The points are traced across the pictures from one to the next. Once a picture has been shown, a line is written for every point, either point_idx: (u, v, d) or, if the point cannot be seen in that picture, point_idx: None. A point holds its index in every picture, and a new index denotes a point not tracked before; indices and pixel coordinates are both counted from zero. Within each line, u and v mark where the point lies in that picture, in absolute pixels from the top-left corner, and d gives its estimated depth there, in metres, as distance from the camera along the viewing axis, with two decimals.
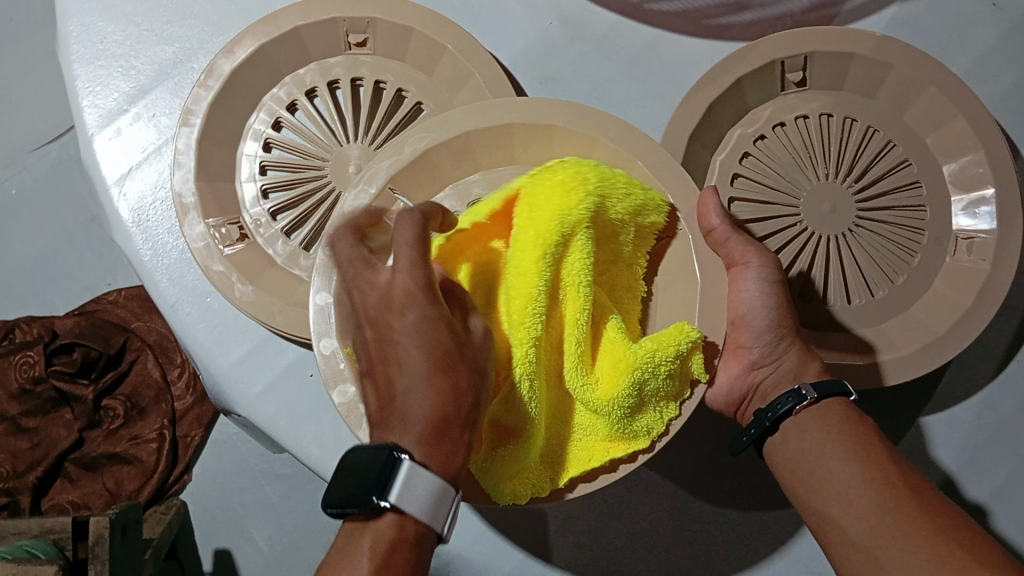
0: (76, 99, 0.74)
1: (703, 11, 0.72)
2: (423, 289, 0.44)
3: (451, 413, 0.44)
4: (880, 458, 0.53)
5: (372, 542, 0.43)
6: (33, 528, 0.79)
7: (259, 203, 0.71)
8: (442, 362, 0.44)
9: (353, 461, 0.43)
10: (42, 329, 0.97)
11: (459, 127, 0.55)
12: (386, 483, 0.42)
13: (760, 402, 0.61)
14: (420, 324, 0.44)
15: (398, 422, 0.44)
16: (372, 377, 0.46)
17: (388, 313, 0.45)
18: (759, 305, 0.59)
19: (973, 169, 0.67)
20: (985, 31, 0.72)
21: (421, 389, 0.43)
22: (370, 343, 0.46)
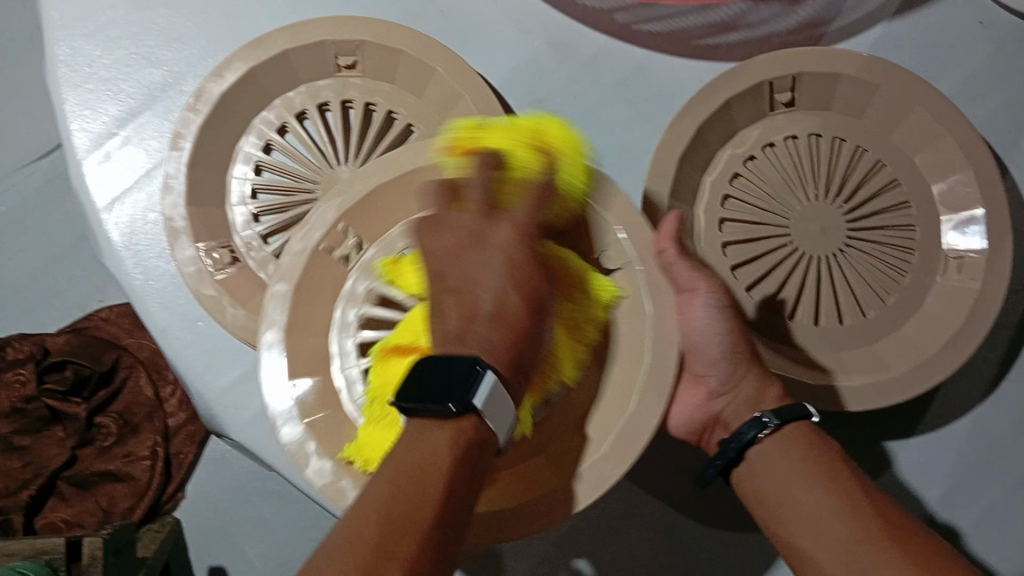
0: (65, 123, 0.74)
1: (693, 32, 0.72)
2: (513, 237, 0.50)
3: (527, 336, 0.48)
4: (849, 487, 0.53)
5: (446, 437, 0.43)
6: (26, 550, 0.79)
7: (250, 227, 0.70)
8: (523, 279, 0.49)
9: (432, 368, 0.44)
10: (33, 346, 0.97)
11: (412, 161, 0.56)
12: (470, 389, 0.43)
13: (722, 432, 0.62)
14: (512, 252, 0.49)
15: (462, 340, 0.46)
16: (441, 306, 0.49)
17: (484, 240, 0.50)
18: (713, 333, 0.59)
19: (961, 190, 0.67)
20: (972, 49, 0.72)
21: (492, 319, 0.47)
22: (444, 277, 0.50)
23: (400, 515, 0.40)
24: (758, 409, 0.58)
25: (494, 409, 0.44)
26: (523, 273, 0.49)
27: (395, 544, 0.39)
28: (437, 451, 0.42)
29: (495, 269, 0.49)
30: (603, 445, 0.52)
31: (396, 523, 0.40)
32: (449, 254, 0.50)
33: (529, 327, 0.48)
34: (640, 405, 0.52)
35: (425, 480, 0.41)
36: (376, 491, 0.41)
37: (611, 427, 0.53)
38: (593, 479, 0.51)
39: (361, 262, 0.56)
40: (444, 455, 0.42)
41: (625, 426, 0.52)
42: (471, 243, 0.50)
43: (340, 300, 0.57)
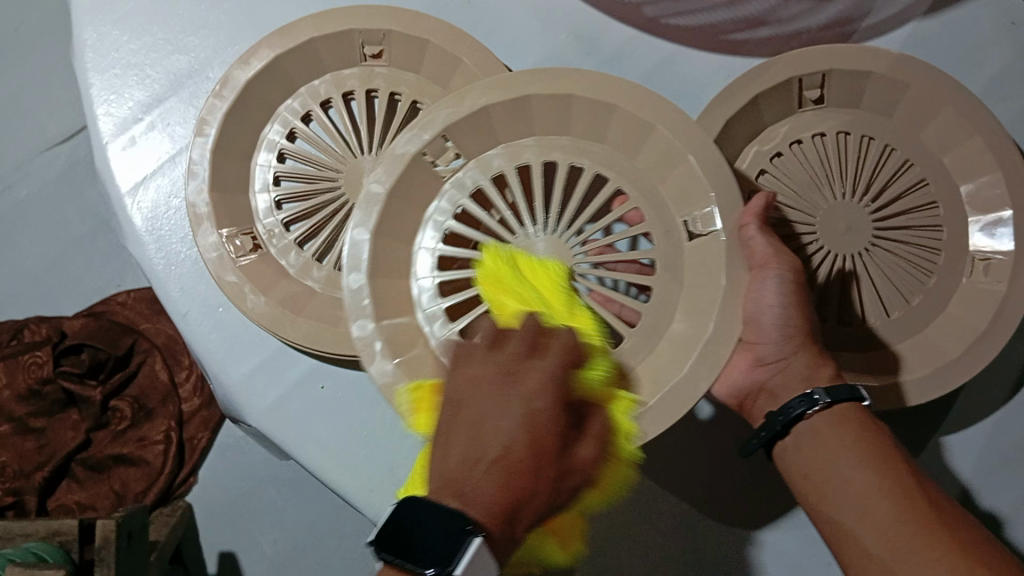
0: (91, 107, 0.74)
1: (720, 27, 0.71)
2: (545, 385, 0.46)
3: (529, 498, 0.43)
4: (898, 471, 0.52)
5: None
6: (41, 530, 0.79)
7: (273, 214, 0.70)
8: (541, 430, 0.44)
9: (430, 518, 0.42)
10: (51, 329, 0.98)
11: (520, 91, 0.58)
12: (451, 558, 0.41)
13: (768, 401, 0.59)
14: (535, 408, 0.45)
15: (462, 496, 0.42)
16: (443, 433, 0.46)
17: (495, 395, 0.46)
18: (770, 307, 0.57)
19: (990, 191, 0.66)
20: (1004, 49, 0.71)
21: (496, 467, 0.43)
22: (464, 407, 0.46)
23: None
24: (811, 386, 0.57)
25: (474, 575, 0.41)
26: (543, 431, 0.44)
27: None
28: None
29: (503, 421, 0.44)
30: None
31: None
32: (472, 391, 0.47)
33: (538, 486, 0.44)
34: (697, 369, 0.53)
35: None
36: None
37: None
38: None
39: (454, 179, 0.60)
40: None
41: (674, 391, 0.53)
42: (490, 389, 0.46)
43: (428, 212, 0.61)
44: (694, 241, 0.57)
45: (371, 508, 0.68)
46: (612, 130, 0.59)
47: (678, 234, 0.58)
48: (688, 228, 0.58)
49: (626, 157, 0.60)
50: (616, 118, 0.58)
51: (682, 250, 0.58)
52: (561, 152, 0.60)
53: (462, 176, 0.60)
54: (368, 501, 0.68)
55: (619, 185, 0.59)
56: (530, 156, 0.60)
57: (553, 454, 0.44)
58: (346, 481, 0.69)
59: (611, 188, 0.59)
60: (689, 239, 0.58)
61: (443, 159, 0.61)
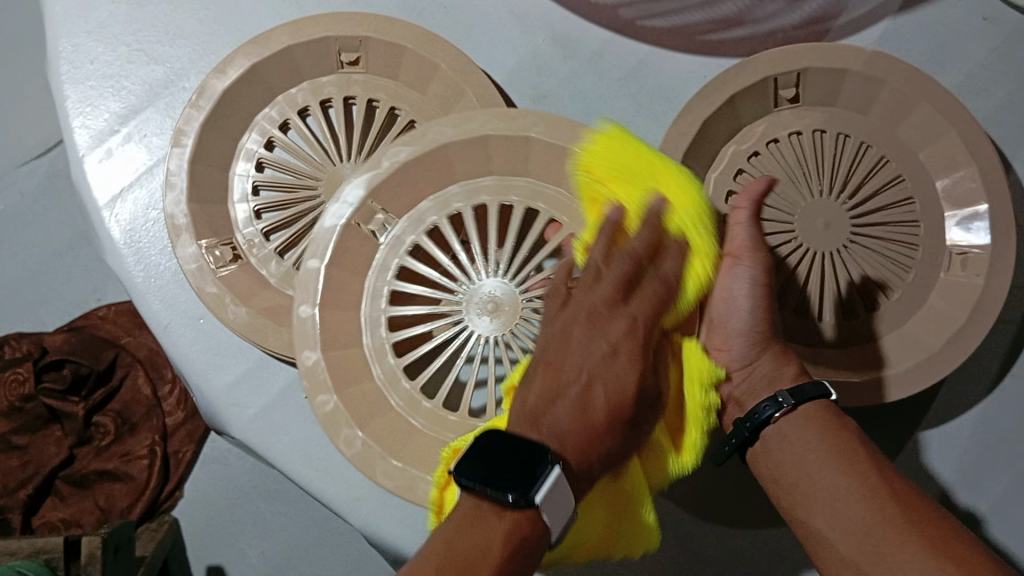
0: (67, 119, 0.73)
1: (696, 28, 0.72)
2: (626, 329, 0.51)
3: (604, 436, 0.48)
4: (864, 467, 0.51)
5: (502, 529, 0.44)
6: (26, 548, 0.78)
7: (252, 223, 0.70)
8: (627, 366, 0.50)
9: (504, 449, 0.45)
10: (32, 346, 0.97)
11: (436, 139, 0.60)
12: (532, 483, 0.43)
13: (735, 410, 0.59)
14: (616, 349, 0.50)
15: (543, 431, 0.47)
16: (533, 376, 0.50)
17: (591, 337, 0.50)
18: (737, 309, 0.58)
19: (967, 184, 0.67)
20: (976, 45, 0.72)
21: (576, 403, 0.48)
22: (560, 346, 0.51)
23: None
24: (774, 389, 0.56)
25: (552, 503, 0.44)
26: (626, 366, 0.50)
27: None
28: (492, 543, 0.43)
29: (596, 356, 0.50)
30: None
31: None
32: (569, 330, 0.51)
33: (620, 419, 0.49)
34: None
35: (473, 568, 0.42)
36: (422, 565, 0.43)
37: None
38: None
39: (391, 236, 0.62)
40: (496, 551, 0.43)
41: None
42: (586, 328, 0.51)
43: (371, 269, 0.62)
44: None
45: (354, 514, 0.67)
46: (533, 165, 0.61)
47: None
48: None
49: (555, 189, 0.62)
50: (534, 154, 0.60)
51: None
52: (486, 194, 0.62)
53: (383, 255, 0.62)
54: (354, 509, 0.67)
55: (551, 216, 0.62)
56: (459, 202, 0.62)
57: (633, 396, 0.49)
58: (332, 490, 0.68)
59: (543, 222, 0.62)
60: None
61: (375, 226, 0.62)
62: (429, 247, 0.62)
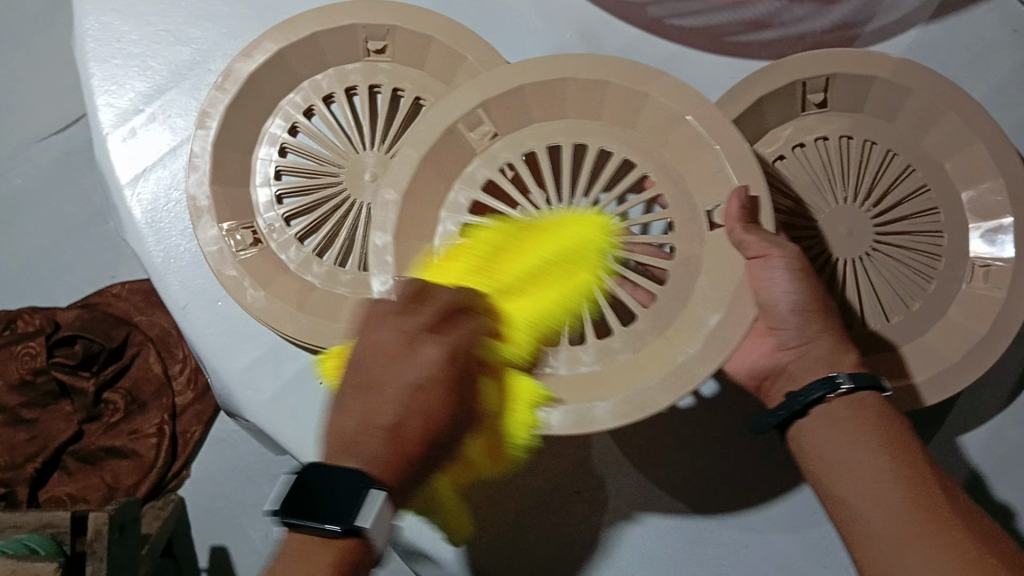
0: (91, 97, 0.73)
1: (725, 28, 0.72)
2: (444, 357, 0.48)
3: (416, 461, 0.47)
4: (913, 459, 0.51)
5: (330, 555, 0.45)
6: (33, 522, 0.79)
7: (273, 208, 0.70)
8: (439, 393, 0.48)
9: (325, 479, 0.45)
10: (44, 320, 0.97)
11: (519, 80, 0.58)
12: (354, 513, 0.44)
13: (787, 383, 0.58)
14: (431, 373, 0.48)
15: (358, 457, 0.46)
16: (347, 402, 0.48)
17: (402, 361, 0.48)
18: (784, 292, 0.55)
19: (992, 197, 0.66)
20: (1007, 57, 0.72)
21: (389, 433, 0.46)
22: (370, 370, 0.48)
23: None
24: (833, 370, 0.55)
25: (376, 525, 0.45)
26: (439, 396, 0.48)
27: None
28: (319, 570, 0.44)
29: (405, 382, 0.47)
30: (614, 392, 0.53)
31: None
32: (376, 356, 0.48)
33: (422, 444, 0.47)
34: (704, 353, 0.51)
35: None
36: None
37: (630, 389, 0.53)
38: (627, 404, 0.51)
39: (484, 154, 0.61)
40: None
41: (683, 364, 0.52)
42: (400, 353, 0.48)
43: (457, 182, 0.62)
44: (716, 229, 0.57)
45: None
46: (616, 113, 0.60)
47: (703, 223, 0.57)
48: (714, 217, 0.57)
49: (626, 130, 0.61)
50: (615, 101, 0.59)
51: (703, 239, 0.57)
52: (560, 136, 0.61)
53: (472, 168, 0.62)
54: None
55: (641, 168, 0.60)
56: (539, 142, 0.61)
57: (443, 420, 0.48)
58: None
59: (636, 173, 0.60)
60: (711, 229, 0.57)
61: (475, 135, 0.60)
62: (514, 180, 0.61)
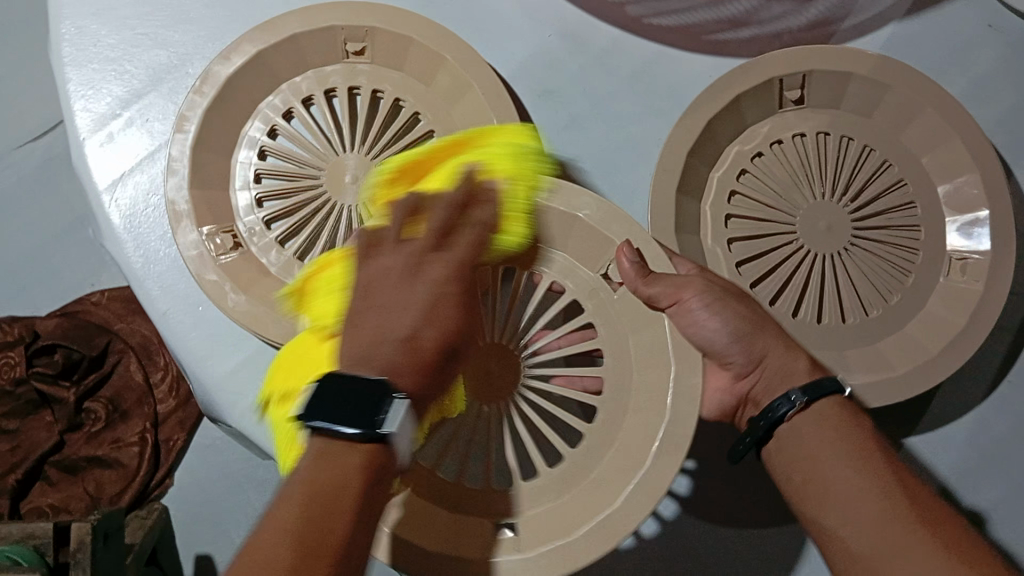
0: (68, 102, 0.73)
1: (702, 27, 0.72)
2: (446, 273, 0.50)
3: (434, 371, 0.48)
4: (880, 470, 0.51)
5: (356, 464, 0.43)
6: (16, 533, 0.78)
7: (254, 211, 0.70)
8: (444, 306, 0.49)
9: (344, 389, 0.44)
10: (23, 329, 0.97)
11: (440, 182, 0.56)
12: (381, 412, 0.43)
13: (753, 411, 0.58)
14: (435, 286, 0.49)
15: (378, 368, 0.45)
16: (354, 326, 0.48)
17: (410, 279, 0.49)
18: (713, 330, 0.57)
19: (969, 190, 0.67)
20: (981, 52, 0.73)
21: (404, 343, 0.46)
22: (373, 296, 0.49)
23: (297, 540, 0.39)
24: (791, 382, 0.55)
25: (402, 433, 0.44)
26: (448, 307, 0.49)
27: (311, 562, 0.39)
28: (350, 479, 0.42)
29: (413, 298, 0.48)
30: (621, 478, 0.54)
31: (301, 546, 0.39)
32: (380, 281, 0.49)
33: (443, 358, 0.48)
34: (679, 405, 0.53)
35: (335, 511, 0.41)
36: (286, 513, 0.40)
37: (631, 472, 0.53)
38: (641, 491, 0.52)
39: None
40: (355, 487, 0.42)
41: (667, 432, 0.53)
42: (401, 274, 0.50)
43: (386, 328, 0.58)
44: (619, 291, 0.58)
45: None
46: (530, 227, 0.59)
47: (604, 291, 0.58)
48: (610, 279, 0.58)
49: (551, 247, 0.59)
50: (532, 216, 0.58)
51: (613, 312, 0.58)
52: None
53: None
54: None
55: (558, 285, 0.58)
56: None
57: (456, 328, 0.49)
58: None
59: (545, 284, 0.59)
60: (614, 292, 0.58)
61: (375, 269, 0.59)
62: None
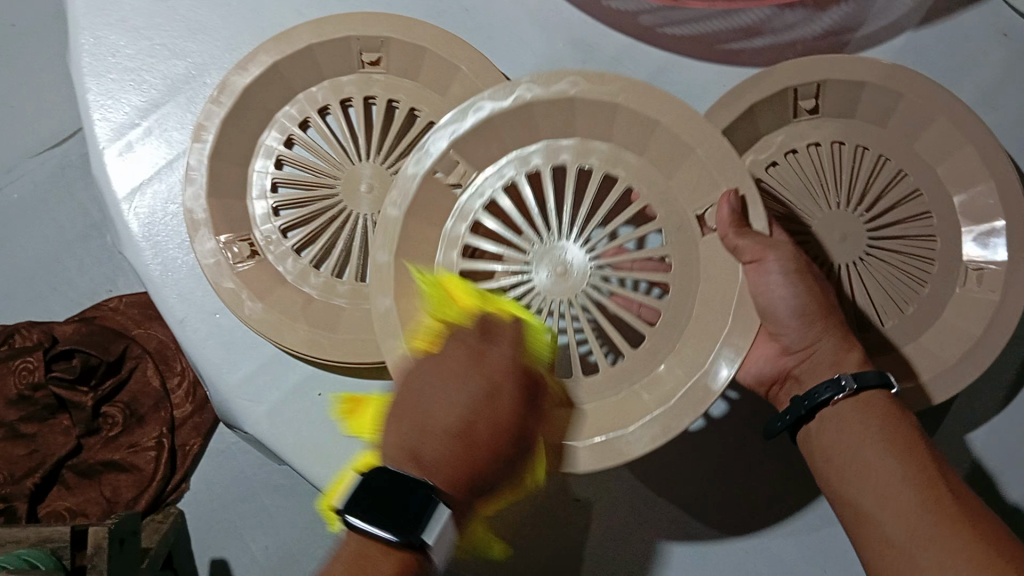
0: (87, 112, 0.74)
1: (718, 36, 0.73)
2: (499, 373, 0.51)
3: (485, 468, 0.49)
4: (922, 459, 0.50)
5: (388, 567, 0.47)
6: (32, 537, 0.78)
7: (270, 220, 0.71)
8: (495, 412, 0.50)
9: (390, 491, 0.47)
10: (41, 334, 0.97)
11: (523, 95, 0.57)
12: (421, 525, 0.46)
13: (794, 386, 0.60)
14: (486, 390, 0.51)
15: (422, 465, 0.48)
16: (402, 415, 0.51)
17: (463, 376, 0.51)
18: (781, 298, 0.56)
19: (984, 200, 0.66)
20: (997, 60, 0.72)
21: (452, 438, 0.49)
22: (422, 390, 0.51)
23: None
24: (838, 370, 0.56)
25: (439, 543, 0.47)
26: (498, 409, 0.50)
27: None
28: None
29: (461, 397, 0.50)
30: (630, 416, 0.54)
31: None
32: (430, 373, 0.52)
33: (494, 460, 0.50)
34: (719, 359, 0.52)
35: None
36: None
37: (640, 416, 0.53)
38: (654, 426, 0.52)
39: (472, 185, 0.60)
40: None
41: (698, 381, 0.52)
42: (461, 367, 0.52)
43: (454, 210, 0.61)
44: (707, 233, 0.57)
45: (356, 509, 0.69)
46: (616, 131, 0.59)
47: (692, 227, 0.58)
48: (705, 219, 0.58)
49: (636, 156, 0.59)
50: (619, 121, 0.58)
51: (698, 244, 0.57)
52: (597, 159, 0.60)
53: (466, 200, 0.60)
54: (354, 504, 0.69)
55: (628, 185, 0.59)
56: (539, 161, 0.60)
57: (509, 430, 0.50)
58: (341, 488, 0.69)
59: (621, 187, 0.59)
60: (703, 232, 0.57)
61: (454, 175, 0.61)
62: (523, 190, 0.60)
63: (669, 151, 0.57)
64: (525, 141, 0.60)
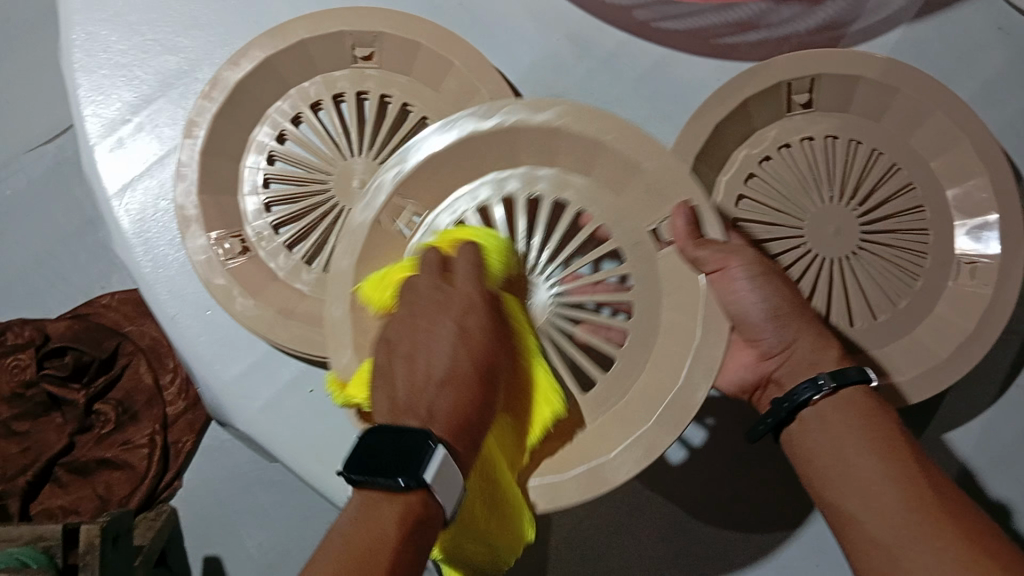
0: (78, 108, 0.73)
1: (712, 31, 0.73)
2: (474, 308, 0.50)
3: (480, 407, 0.48)
4: (903, 458, 0.50)
5: (395, 513, 0.43)
6: (25, 535, 0.78)
7: (262, 216, 0.70)
8: (477, 351, 0.49)
9: (387, 437, 0.44)
10: (34, 331, 0.96)
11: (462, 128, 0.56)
12: (420, 465, 0.43)
13: (775, 391, 0.59)
14: (463, 327, 0.49)
15: (423, 414, 0.46)
16: (392, 368, 0.48)
17: (439, 311, 0.50)
18: (752, 302, 0.57)
19: (978, 194, 0.66)
20: (991, 55, 0.72)
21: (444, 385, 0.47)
22: (403, 339, 0.49)
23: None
24: (816, 370, 0.56)
25: (442, 482, 0.44)
26: (478, 348, 0.49)
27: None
28: (385, 530, 0.43)
29: (444, 341, 0.48)
30: (615, 436, 0.53)
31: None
32: (409, 319, 0.50)
33: (485, 398, 0.49)
34: (692, 375, 0.51)
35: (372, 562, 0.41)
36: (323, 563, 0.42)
37: (631, 430, 0.52)
38: (636, 448, 0.51)
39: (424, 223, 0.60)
40: (390, 539, 0.42)
41: (675, 396, 0.51)
42: (436, 302, 0.50)
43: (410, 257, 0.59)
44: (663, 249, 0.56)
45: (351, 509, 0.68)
46: (562, 156, 0.59)
47: (648, 244, 0.57)
48: (659, 236, 0.57)
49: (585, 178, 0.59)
50: (566, 145, 0.58)
51: (656, 260, 0.57)
52: (545, 185, 0.59)
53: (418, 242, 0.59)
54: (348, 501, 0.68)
55: (580, 209, 0.59)
56: (489, 192, 0.59)
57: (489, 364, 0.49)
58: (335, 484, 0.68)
59: (571, 214, 0.59)
60: (660, 249, 0.57)
61: (403, 221, 0.60)
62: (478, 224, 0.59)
63: (619, 171, 0.57)
64: (478, 171, 0.60)
